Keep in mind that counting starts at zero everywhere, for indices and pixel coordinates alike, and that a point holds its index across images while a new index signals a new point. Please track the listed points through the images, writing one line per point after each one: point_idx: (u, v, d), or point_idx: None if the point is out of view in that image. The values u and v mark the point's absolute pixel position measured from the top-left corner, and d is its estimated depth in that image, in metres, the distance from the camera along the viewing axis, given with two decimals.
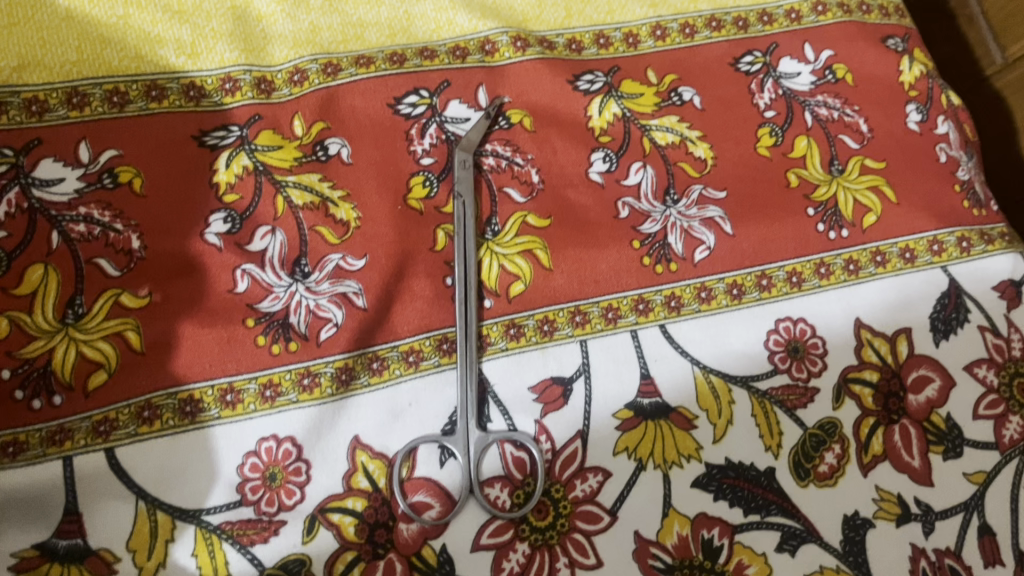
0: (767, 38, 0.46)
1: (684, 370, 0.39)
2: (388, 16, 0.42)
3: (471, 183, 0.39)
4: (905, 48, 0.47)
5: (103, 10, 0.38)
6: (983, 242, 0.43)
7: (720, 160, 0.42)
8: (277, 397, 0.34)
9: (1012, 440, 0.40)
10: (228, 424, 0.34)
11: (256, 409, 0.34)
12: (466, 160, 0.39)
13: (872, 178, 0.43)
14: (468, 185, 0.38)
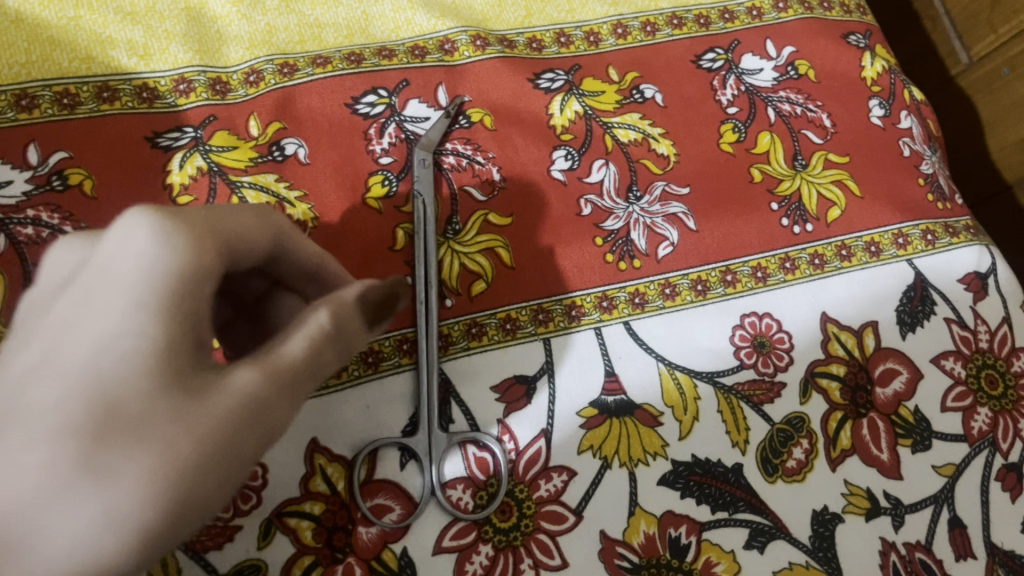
0: (729, 36, 0.46)
1: (649, 367, 0.38)
2: (346, 16, 0.41)
3: (431, 182, 0.38)
4: (867, 44, 0.48)
5: (53, 12, 0.38)
6: (948, 234, 0.43)
7: (683, 156, 0.42)
8: None
9: (981, 431, 0.39)
10: None
11: None
12: (426, 159, 0.38)
13: (836, 172, 0.43)
14: (428, 184, 0.38)
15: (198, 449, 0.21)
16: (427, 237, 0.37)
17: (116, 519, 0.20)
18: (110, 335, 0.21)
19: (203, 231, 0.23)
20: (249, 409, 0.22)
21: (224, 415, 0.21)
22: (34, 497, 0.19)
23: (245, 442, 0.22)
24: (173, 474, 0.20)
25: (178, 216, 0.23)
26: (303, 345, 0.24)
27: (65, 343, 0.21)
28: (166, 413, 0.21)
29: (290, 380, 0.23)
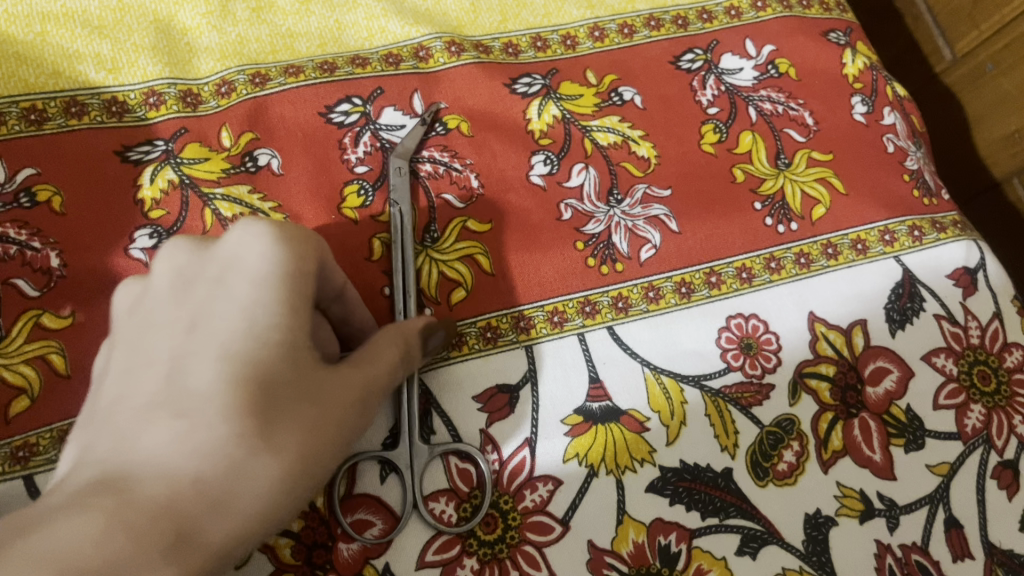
0: (708, 36, 0.45)
1: (634, 372, 0.37)
2: (319, 26, 0.41)
3: (408, 190, 0.37)
4: (848, 41, 0.47)
5: (20, 28, 0.37)
6: (935, 230, 0.43)
7: (664, 158, 0.42)
8: None
9: (975, 429, 0.39)
10: None
11: None
12: (402, 167, 0.38)
13: (820, 170, 0.43)
14: (404, 192, 0.37)
15: (335, 430, 0.27)
16: (404, 246, 0.36)
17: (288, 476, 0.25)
18: (256, 327, 0.26)
19: (304, 239, 0.29)
20: (360, 397, 0.28)
21: (342, 403, 0.27)
22: (230, 458, 0.25)
23: (360, 420, 0.28)
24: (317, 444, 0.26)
25: (292, 235, 0.29)
26: (385, 352, 0.29)
27: (216, 334, 0.27)
28: (308, 393, 0.26)
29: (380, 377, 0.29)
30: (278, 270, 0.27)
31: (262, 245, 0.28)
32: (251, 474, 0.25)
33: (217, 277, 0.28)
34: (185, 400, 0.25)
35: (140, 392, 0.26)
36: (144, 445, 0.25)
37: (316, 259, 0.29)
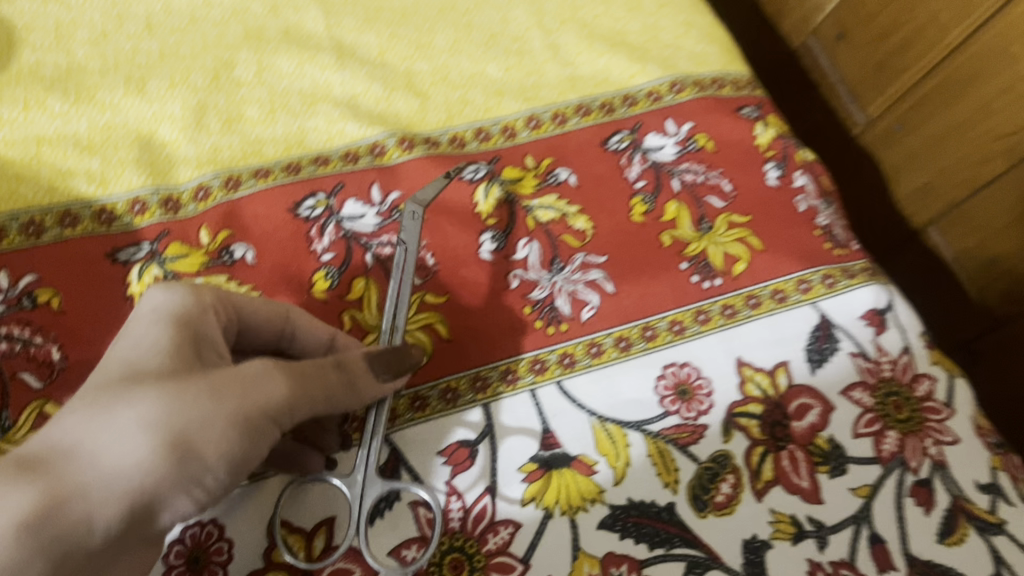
0: (632, 119, 0.51)
1: (582, 422, 0.41)
2: (284, 132, 0.46)
3: (416, 234, 0.39)
4: (759, 115, 0.53)
5: (18, 151, 0.42)
6: (846, 277, 0.48)
7: (599, 229, 0.47)
8: None
9: (891, 453, 0.43)
10: None
11: None
12: (416, 212, 0.39)
13: (738, 231, 0.48)
14: (411, 236, 0.39)
15: (215, 397, 0.30)
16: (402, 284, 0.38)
17: (150, 425, 0.29)
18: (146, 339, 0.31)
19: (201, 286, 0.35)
20: (258, 377, 0.31)
21: (229, 380, 0.30)
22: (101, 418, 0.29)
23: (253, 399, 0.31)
24: (180, 404, 0.29)
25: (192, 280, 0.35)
26: (316, 366, 0.33)
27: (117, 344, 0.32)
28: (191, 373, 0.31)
29: (302, 376, 0.32)
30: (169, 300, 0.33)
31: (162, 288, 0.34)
32: (117, 432, 0.29)
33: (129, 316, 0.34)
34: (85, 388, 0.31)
35: None
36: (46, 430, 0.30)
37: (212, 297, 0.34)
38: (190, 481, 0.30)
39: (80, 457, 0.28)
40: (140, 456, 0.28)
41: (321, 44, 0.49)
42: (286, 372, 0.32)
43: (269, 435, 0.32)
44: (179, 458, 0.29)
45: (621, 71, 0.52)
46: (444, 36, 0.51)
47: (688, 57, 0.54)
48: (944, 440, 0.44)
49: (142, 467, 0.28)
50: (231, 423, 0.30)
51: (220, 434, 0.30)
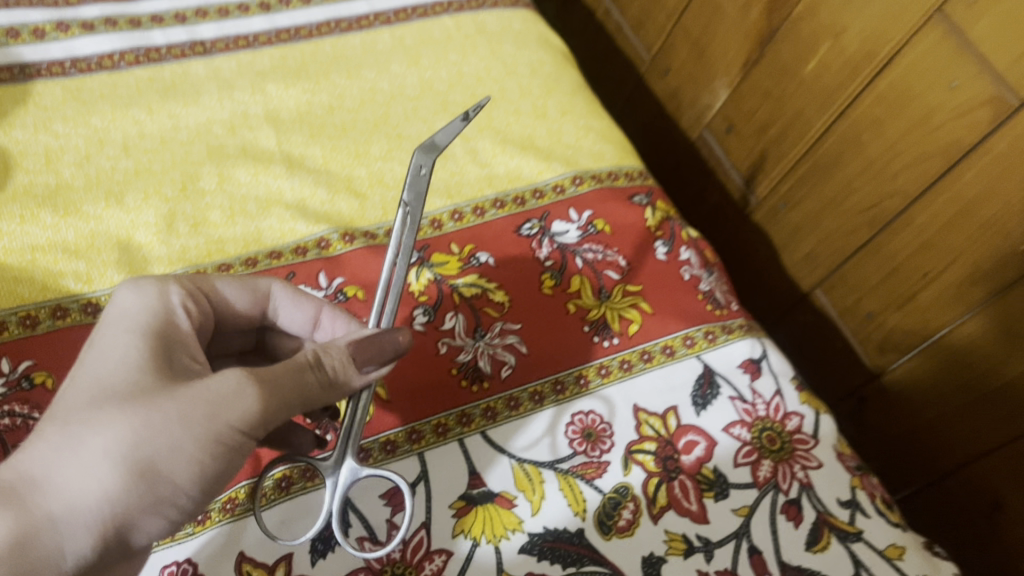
0: (540, 208, 0.60)
1: (503, 464, 0.49)
2: (243, 233, 0.54)
3: (421, 192, 0.44)
4: (649, 201, 0.62)
5: (15, 258, 0.50)
6: (725, 333, 0.56)
7: (515, 302, 0.55)
8: (206, 519, 0.44)
9: (766, 478, 0.51)
10: (166, 547, 0.44)
11: (192, 532, 0.44)
12: (421, 167, 0.44)
13: (632, 298, 0.57)
14: (415, 195, 0.44)
15: (183, 425, 0.34)
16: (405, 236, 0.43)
17: (118, 454, 0.33)
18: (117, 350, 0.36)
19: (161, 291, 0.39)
20: (230, 397, 0.35)
21: (203, 403, 0.35)
22: (67, 450, 0.33)
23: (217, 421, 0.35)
24: (144, 436, 0.33)
25: (162, 277, 0.40)
26: (293, 375, 0.38)
27: (93, 344, 0.37)
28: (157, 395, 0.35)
29: (275, 390, 0.37)
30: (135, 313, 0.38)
31: (128, 297, 0.39)
32: (83, 463, 0.33)
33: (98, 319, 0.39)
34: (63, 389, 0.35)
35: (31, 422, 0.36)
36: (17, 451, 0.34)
37: (173, 303, 0.39)
38: (155, 502, 0.34)
39: (46, 488, 0.32)
40: (107, 484, 0.33)
41: (274, 157, 0.58)
42: (261, 386, 0.36)
43: (237, 452, 0.36)
44: (145, 482, 0.34)
45: (531, 169, 0.61)
46: (378, 146, 0.60)
47: (588, 155, 0.64)
48: (810, 466, 0.52)
49: (109, 495, 0.33)
50: (191, 452, 0.34)
51: (180, 462, 0.34)
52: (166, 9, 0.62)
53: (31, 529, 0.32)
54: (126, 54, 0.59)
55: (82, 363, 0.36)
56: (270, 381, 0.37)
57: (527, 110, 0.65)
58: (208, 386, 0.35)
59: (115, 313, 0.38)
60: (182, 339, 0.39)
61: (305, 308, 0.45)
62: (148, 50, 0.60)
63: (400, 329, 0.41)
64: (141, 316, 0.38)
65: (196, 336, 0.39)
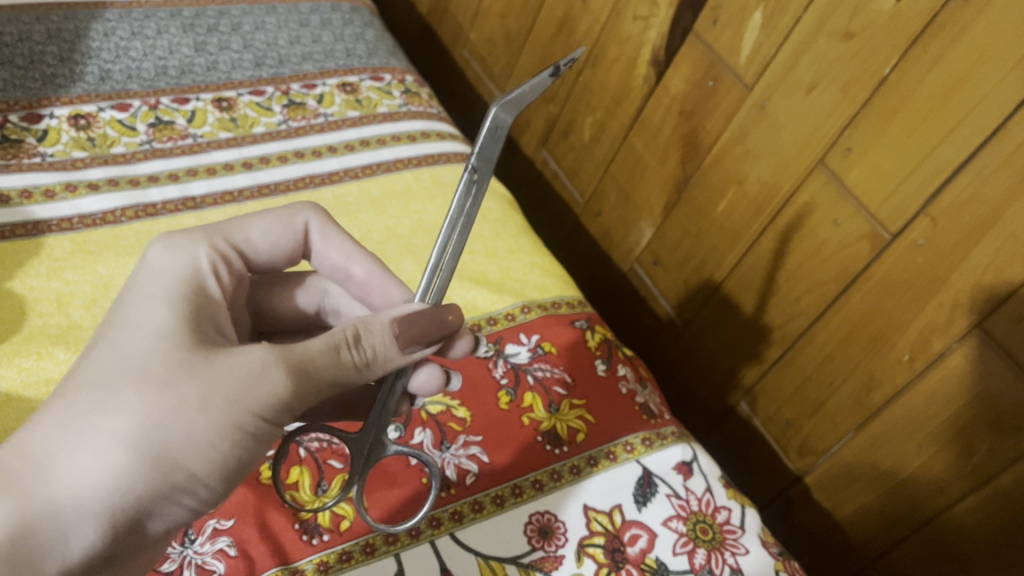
0: (495, 333, 0.68)
1: (470, 561, 0.55)
2: None
3: (489, 160, 0.44)
4: (589, 325, 0.72)
5: (32, 390, 0.55)
6: (659, 439, 0.65)
7: (475, 416, 0.62)
8: None
9: (701, 565, 0.58)
10: None
11: None
12: (495, 132, 0.44)
13: (578, 410, 0.65)
14: (483, 164, 0.44)
15: (201, 409, 0.38)
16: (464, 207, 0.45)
17: (130, 435, 0.37)
18: (143, 321, 0.40)
19: (186, 262, 0.44)
20: (254, 380, 0.39)
21: (227, 390, 0.38)
22: (80, 432, 0.37)
23: (235, 406, 0.38)
24: (155, 416, 0.37)
25: (192, 242, 0.45)
26: (330, 358, 0.41)
27: (124, 310, 0.41)
28: (176, 377, 0.38)
29: (308, 372, 0.40)
30: (163, 284, 0.42)
31: (159, 265, 0.43)
32: (95, 443, 0.37)
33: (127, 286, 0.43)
34: (80, 364, 0.39)
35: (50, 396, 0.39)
36: (30, 426, 0.37)
37: (194, 274, 0.44)
38: (164, 484, 0.38)
39: (58, 471, 0.36)
40: (116, 464, 0.36)
41: None
42: (288, 370, 0.40)
43: (253, 439, 0.40)
44: (154, 464, 0.37)
45: (485, 301, 0.70)
46: None
47: (534, 288, 0.73)
48: (738, 552, 0.60)
49: (117, 477, 0.37)
50: (203, 436, 0.38)
51: (193, 446, 0.38)
52: (161, 170, 0.71)
53: (39, 512, 0.36)
54: (126, 209, 0.67)
55: (109, 329, 0.40)
56: (305, 360, 0.40)
57: (480, 251, 0.74)
58: (225, 365, 0.39)
59: (151, 274, 0.43)
60: (207, 306, 0.43)
61: (337, 250, 0.53)
62: (146, 206, 0.68)
63: (451, 309, 0.46)
64: (173, 278, 0.43)
65: (224, 304, 0.44)
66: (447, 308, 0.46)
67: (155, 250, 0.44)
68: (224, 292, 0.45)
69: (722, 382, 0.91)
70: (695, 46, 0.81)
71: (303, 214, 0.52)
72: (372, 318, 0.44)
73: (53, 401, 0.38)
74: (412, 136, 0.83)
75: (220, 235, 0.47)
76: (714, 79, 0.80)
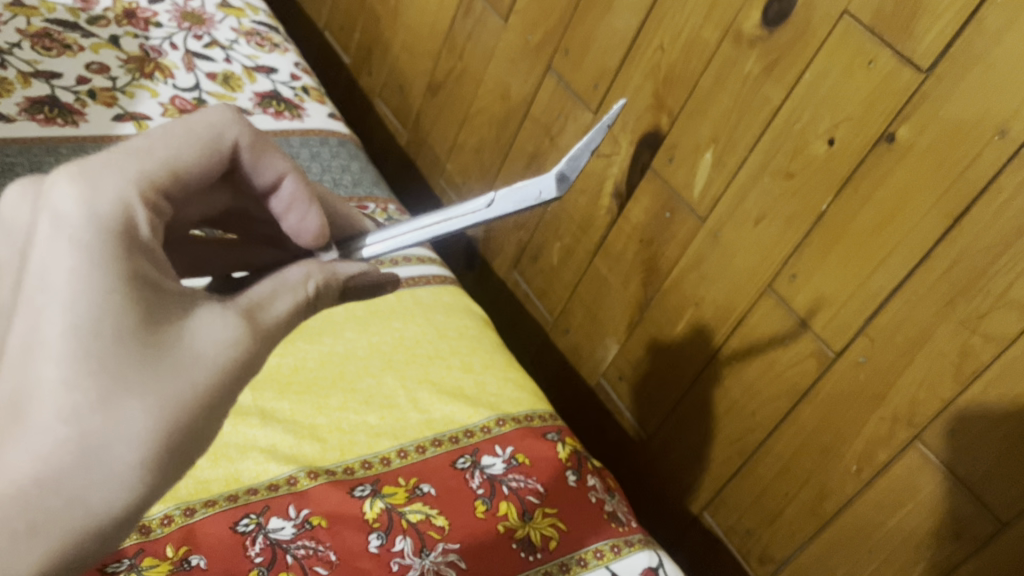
0: (472, 445, 0.72)
1: None
2: (224, 473, 0.63)
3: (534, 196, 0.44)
4: (560, 438, 0.77)
5: None
6: (628, 546, 0.70)
7: (453, 525, 0.65)
8: None
9: None
10: None
11: None
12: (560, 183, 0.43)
13: (551, 518, 0.69)
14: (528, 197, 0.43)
15: (204, 396, 0.39)
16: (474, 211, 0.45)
17: (147, 435, 0.37)
18: (101, 294, 0.38)
19: (99, 194, 0.41)
20: (243, 363, 0.42)
21: (226, 373, 0.41)
22: (94, 443, 0.36)
23: (230, 386, 0.41)
24: (168, 429, 0.38)
25: (106, 166, 0.42)
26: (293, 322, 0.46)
27: (63, 281, 0.38)
28: (169, 363, 0.39)
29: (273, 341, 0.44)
30: (91, 233, 0.39)
31: (76, 210, 0.40)
32: (111, 451, 0.36)
33: (44, 240, 0.39)
34: (52, 372, 0.36)
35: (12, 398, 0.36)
36: (23, 449, 0.35)
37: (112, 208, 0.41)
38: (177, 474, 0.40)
39: (83, 490, 0.35)
40: (142, 467, 0.37)
41: (249, 411, 0.69)
42: (263, 345, 0.43)
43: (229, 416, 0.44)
44: (172, 457, 0.38)
45: (462, 415, 0.75)
46: (336, 398, 0.72)
47: (508, 402, 0.78)
48: None
49: (144, 480, 0.37)
50: (206, 432, 0.40)
51: (201, 432, 0.40)
52: None
53: (82, 531, 0.36)
54: None
55: (70, 317, 0.37)
56: (274, 334, 0.44)
57: (457, 366, 0.80)
58: (214, 355, 0.40)
59: (79, 231, 0.39)
60: (152, 262, 0.41)
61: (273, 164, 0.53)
62: None
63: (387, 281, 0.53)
64: (109, 231, 0.40)
65: (161, 245, 0.43)
66: (391, 281, 0.54)
67: (63, 189, 0.40)
68: (155, 234, 0.42)
69: (685, 493, 0.95)
70: (653, 180, 0.89)
71: (243, 123, 0.50)
72: (333, 269, 0.49)
73: (44, 426, 0.35)
74: (394, 260, 0.88)
75: (123, 151, 0.43)
76: (671, 211, 0.88)
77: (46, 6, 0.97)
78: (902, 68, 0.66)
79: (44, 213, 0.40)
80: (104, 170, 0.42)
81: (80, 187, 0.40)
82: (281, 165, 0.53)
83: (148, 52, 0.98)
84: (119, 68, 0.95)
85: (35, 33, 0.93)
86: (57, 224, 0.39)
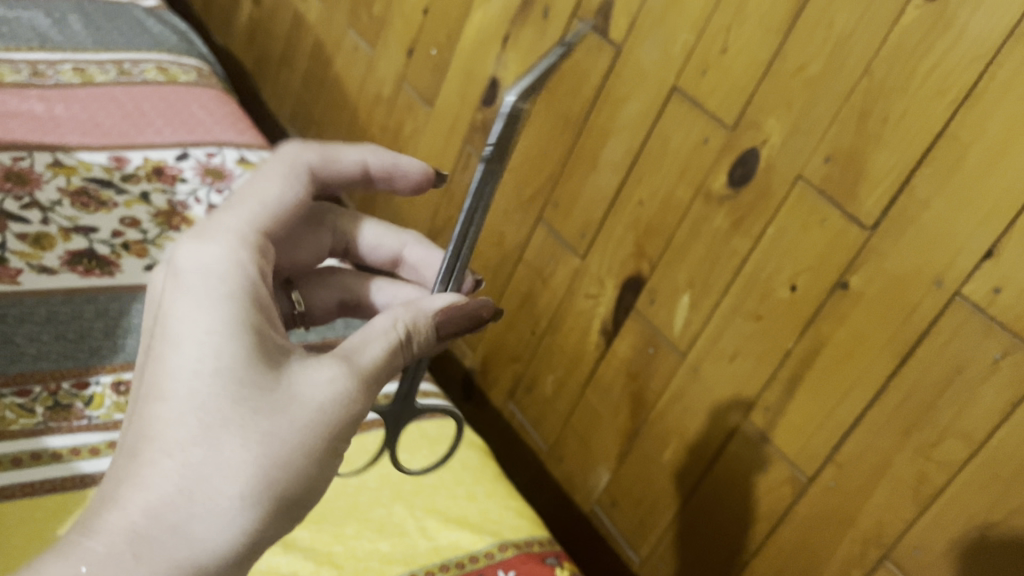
0: (477, 571, 0.78)
1: None
2: None
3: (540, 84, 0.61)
4: (558, 561, 0.82)
5: None
6: None
7: None
8: None
9: None
10: None
11: None
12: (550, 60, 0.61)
13: None
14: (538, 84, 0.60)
15: (301, 431, 0.47)
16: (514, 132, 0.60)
17: (245, 468, 0.45)
18: (213, 344, 0.46)
19: (211, 260, 0.51)
20: (340, 399, 0.49)
21: (324, 410, 0.48)
22: (203, 476, 0.44)
23: (327, 419, 0.48)
24: (263, 457, 0.45)
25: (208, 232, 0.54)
26: (389, 361, 0.53)
27: (184, 337, 0.47)
28: (269, 402, 0.46)
29: (371, 379, 0.51)
30: (205, 294, 0.49)
31: (193, 278, 0.50)
32: (215, 482, 0.44)
33: (171, 305, 0.49)
34: (168, 412, 0.45)
35: (140, 440, 0.45)
36: (146, 482, 0.43)
37: (223, 269, 0.51)
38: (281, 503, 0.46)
39: (196, 518, 0.43)
40: (241, 498, 0.44)
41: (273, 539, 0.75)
42: (360, 380, 0.50)
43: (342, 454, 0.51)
44: (271, 487, 0.46)
45: (467, 541, 0.80)
46: (351, 527, 0.78)
47: (509, 528, 0.84)
48: None
49: (245, 509, 0.44)
50: (302, 464, 0.47)
51: (299, 465, 0.47)
52: None
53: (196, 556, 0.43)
54: None
55: (185, 367, 0.46)
56: (370, 373, 0.51)
57: (461, 495, 0.86)
58: (307, 394, 0.48)
59: (194, 293, 0.49)
60: (262, 314, 0.50)
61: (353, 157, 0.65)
62: None
63: (484, 305, 0.59)
64: (218, 289, 0.49)
65: (266, 295, 0.52)
66: (486, 306, 0.59)
67: (183, 266, 0.51)
68: (260, 288, 0.52)
69: None
70: (636, 319, 0.98)
71: (309, 148, 0.62)
72: (422, 314, 0.56)
73: (162, 461, 0.43)
74: None
75: (224, 221, 0.55)
76: (654, 347, 0.96)
77: (84, 166, 1.06)
78: (850, 226, 0.76)
79: (171, 285, 0.50)
80: (219, 243, 0.52)
81: (195, 259, 0.51)
82: (355, 154, 0.65)
83: (174, 207, 1.07)
84: (150, 222, 1.03)
85: (74, 192, 1.02)
86: (179, 292, 0.49)
